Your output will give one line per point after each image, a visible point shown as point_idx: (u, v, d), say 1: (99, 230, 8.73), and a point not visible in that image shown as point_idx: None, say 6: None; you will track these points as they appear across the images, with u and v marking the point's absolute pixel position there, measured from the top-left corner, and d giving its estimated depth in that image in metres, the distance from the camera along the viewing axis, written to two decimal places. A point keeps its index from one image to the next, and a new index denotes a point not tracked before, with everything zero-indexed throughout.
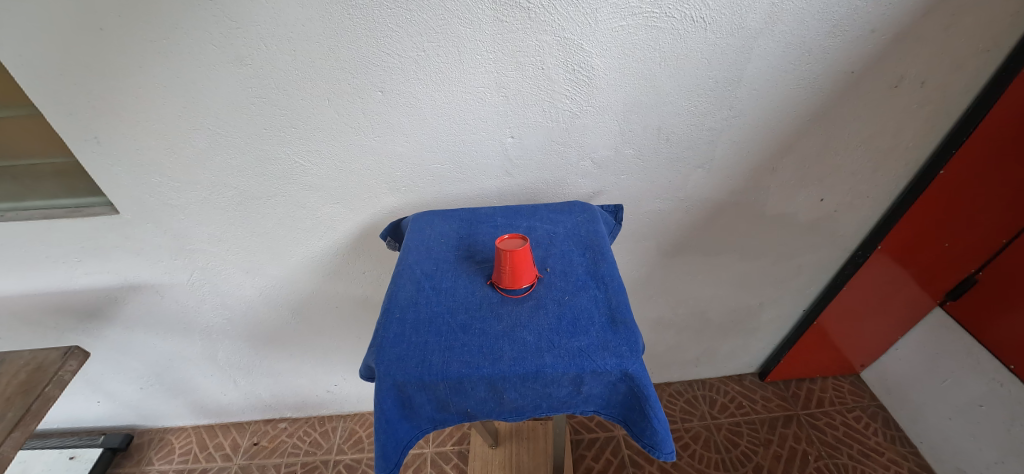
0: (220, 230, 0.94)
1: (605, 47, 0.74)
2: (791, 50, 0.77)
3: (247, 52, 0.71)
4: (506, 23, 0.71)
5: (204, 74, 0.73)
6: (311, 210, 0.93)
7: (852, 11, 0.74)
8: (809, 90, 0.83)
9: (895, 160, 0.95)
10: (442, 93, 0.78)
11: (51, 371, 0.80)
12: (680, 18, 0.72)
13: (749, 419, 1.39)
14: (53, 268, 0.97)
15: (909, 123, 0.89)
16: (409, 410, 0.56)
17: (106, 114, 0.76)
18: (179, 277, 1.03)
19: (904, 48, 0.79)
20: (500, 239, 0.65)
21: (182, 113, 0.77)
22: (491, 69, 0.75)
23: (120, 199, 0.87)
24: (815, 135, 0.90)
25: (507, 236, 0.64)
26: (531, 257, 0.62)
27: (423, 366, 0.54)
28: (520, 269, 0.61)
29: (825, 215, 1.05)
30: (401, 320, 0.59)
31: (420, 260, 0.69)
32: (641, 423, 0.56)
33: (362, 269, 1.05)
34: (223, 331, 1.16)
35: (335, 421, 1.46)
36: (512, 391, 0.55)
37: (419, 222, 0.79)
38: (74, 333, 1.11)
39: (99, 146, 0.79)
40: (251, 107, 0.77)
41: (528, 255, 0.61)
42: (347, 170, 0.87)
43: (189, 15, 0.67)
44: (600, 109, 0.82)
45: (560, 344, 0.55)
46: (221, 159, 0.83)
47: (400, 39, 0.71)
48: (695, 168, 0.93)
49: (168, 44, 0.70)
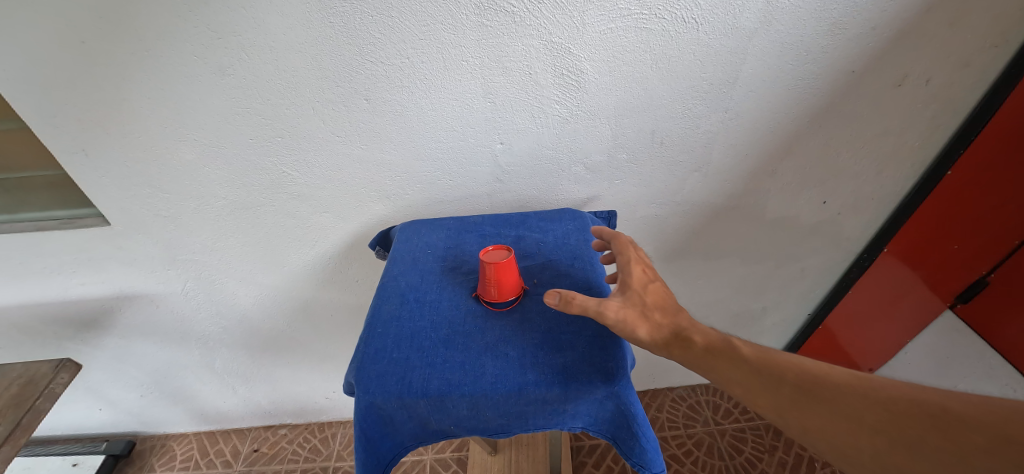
0: (211, 240, 0.94)
1: (592, 50, 0.72)
2: (787, 49, 0.75)
3: (229, 62, 0.70)
4: (490, 28, 0.69)
5: (189, 84, 0.72)
6: (302, 220, 0.92)
7: (851, 9, 0.71)
8: (807, 90, 0.80)
9: (900, 161, 0.92)
10: (428, 100, 0.76)
11: (42, 384, 0.79)
12: (670, 19, 0.70)
13: (754, 425, 1.37)
14: (49, 279, 0.97)
15: (913, 123, 0.86)
16: (390, 428, 0.54)
17: (93, 127, 0.75)
18: (173, 287, 1.03)
19: (905, 44, 0.76)
20: (484, 250, 0.63)
21: (169, 124, 0.76)
22: (477, 75, 0.74)
23: (109, 211, 0.87)
24: (816, 136, 0.87)
25: (492, 246, 0.63)
26: (516, 270, 0.61)
27: (402, 383, 0.52)
28: (505, 281, 0.59)
29: (828, 217, 1.02)
30: (383, 335, 0.58)
31: (405, 272, 0.68)
32: (630, 441, 0.54)
33: (355, 277, 1.04)
34: (220, 339, 1.16)
35: (335, 428, 1.46)
36: (495, 409, 0.53)
37: (407, 232, 0.77)
38: (73, 343, 1.11)
39: (87, 159, 0.79)
40: (237, 117, 0.76)
41: (513, 267, 0.60)
42: (335, 179, 0.86)
43: (169, 27, 0.66)
44: (591, 113, 0.80)
45: (545, 361, 0.54)
46: (209, 169, 0.82)
47: (384, 46, 0.70)
48: (692, 171, 0.90)
49: (149, 55, 0.69)
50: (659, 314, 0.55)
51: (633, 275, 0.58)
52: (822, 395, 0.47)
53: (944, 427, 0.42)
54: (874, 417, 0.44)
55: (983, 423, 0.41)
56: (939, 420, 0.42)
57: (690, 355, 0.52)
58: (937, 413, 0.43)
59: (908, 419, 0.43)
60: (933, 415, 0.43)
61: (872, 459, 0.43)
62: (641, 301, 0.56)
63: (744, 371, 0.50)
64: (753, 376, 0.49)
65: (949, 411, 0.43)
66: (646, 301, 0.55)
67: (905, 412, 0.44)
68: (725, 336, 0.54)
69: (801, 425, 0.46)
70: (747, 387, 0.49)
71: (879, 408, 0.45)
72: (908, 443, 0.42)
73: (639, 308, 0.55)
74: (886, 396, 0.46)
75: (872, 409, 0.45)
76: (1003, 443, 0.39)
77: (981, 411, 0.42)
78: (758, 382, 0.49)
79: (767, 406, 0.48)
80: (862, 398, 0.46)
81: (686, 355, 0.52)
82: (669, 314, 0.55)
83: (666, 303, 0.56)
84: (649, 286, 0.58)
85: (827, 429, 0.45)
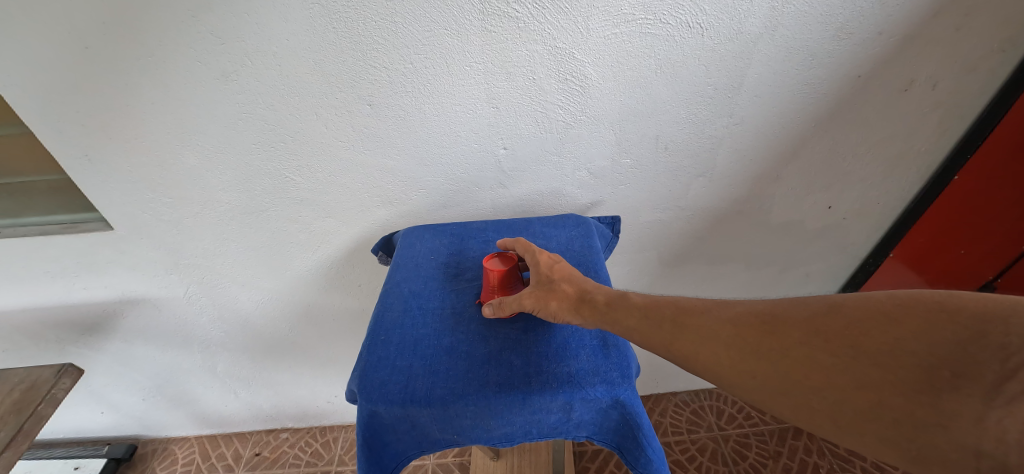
0: (214, 245, 0.94)
1: (596, 55, 0.72)
2: (792, 54, 0.74)
3: (232, 68, 0.70)
4: (494, 33, 0.69)
5: (192, 90, 0.72)
6: (305, 225, 0.92)
7: (857, 14, 0.71)
8: (813, 95, 0.79)
9: (906, 166, 0.91)
10: (431, 105, 0.76)
11: (44, 389, 0.79)
12: (675, 24, 0.70)
13: (758, 431, 1.36)
14: (52, 283, 0.97)
15: (920, 128, 0.85)
16: (393, 436, 0.54)
17: (97, 132, 0.75)
18: (176, 291, 1.02)
19: (912, 49, 0.75)
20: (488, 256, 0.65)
21: (173, 130, 0.76)
22: (480, 80, 0.74)
23: (112, 216, 0.87)
24: (822, 141, 0.86)
25: (495, 253, 0.65)
26: (516, 276, 0.62)
27: (406, 392, 0.52)
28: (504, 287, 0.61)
29: (833, 222, 1.02)
30: (386, 343, 0.58)
31: (408, 278, 0.67)
32: (635, 451, 0.53)
33: (357, 282, 1.04)
34: (222, 343, 1.16)
35: (337, 432, 1.46)
36: (499, 418, 0.52)
37: (409, 237, 0.77)
38: (75, 346, 1.11)
39: (90, 164, 0.79)
40: (240, 122, 0.76)
41: (512, 273, 0.61)
42: (337, 184, 0.85)
43: (172, 32, 0.66)
44: (595, 119, 0.79)
45: (549, 369, 0.54)
46: (212, 174, 0.82)
47: (387, 52, 0.70)
48: (696, 177, 0.90)
49: (152, 60, 0.69)
50: (567, 286, 0.57)
51: (541, 257, 0.61)
52: (691, 323, 0.50)
53: (778, 329, 0.45)
54: (727, 333, 0.47)
55: (801, 318, 0.45)
56: (772, 325, 0.46)
57: (596, 314, 0.55)
58: (769, 320, 0.46)
59: (752, 328, 0.46)
60: (767, 321, 0.46)
61: (732, 370, 0.45)
62: (549, 281, 0.58)
63: (636, 317, 0.52)
64: (641, 318, 0.52)
65: (778, 314, 0.46)
66: (553, 278, 0.59)
67: (748, 321, 0.47)
68: (620, 291, 0.56)
69: (680, 352, 0.48)
70: (638, 329, 0.51)
71: (728, 325, 0.48)
72: (755, 349, 0.45)
73: (549, 285, 0.58)
74: (735, 312, 0.49)
75: (726, 326, 0.48)
76: (817, 334, 0.43)
77: (800, 306, 0.46)
78: (645, 322, 0.51)
79: (655, 342, 0.50)
80: (718, 319, 0.49)
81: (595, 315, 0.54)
82: (574, 284, 0.58)
83: (572, 275, 0.59)
84: (556, 266, 0.60)
85: (700, 353, 0.47)
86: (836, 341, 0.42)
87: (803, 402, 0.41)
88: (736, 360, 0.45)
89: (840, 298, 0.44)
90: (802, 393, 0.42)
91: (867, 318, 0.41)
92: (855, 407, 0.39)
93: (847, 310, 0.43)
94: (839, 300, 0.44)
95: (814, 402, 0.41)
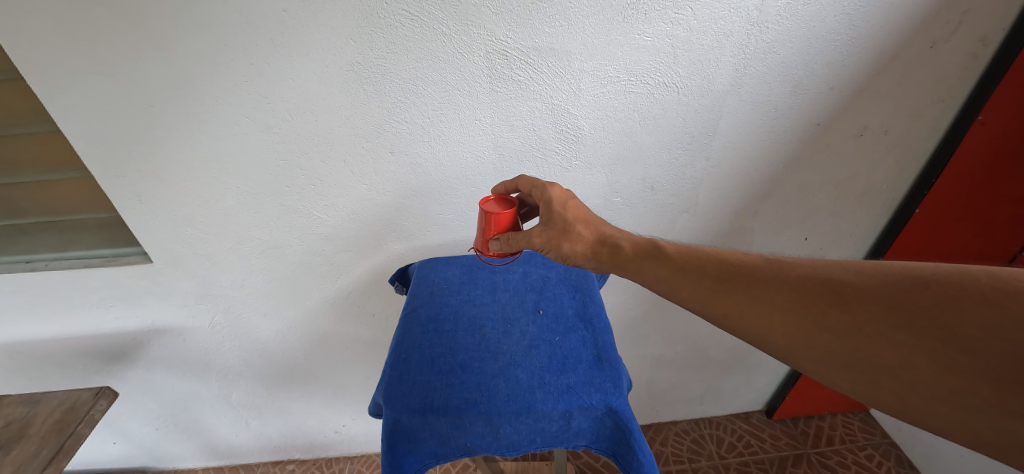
0: (242, 276, 1.02)
1: (589, 109, 0.83)
2: (758, 106, 0.85)
3: (274, 122, 0.81)
4: (500, 93, 0.80)
5: (237, 140, 0.83)
6: (326, 258, 1.01)
7: (810, 73, 0.83)
8: (779, 141, 0.90)
9: (871, 200, 1.02)
10: (445, 153, 0.87)
11: (82, 411, 0.85)
12: (655, 84, 0.81)
13: (758, 459, 1.39)
14: (89, 313, 1.05)
15: (878, 167, 0.96)
16: (413, 444, 0.61)
17: (150, 175, 0.86)
18: (201, 320, 1.10)
19: (862, 101, 0.87)
20: (485, 200, 0.75)
21: (216, 173, 0.87)
22: (487, 131, 0.85)
23: (153, 250, 0.95)
24: (791, 181, 0.97)
25: (491, 199, 0.75)
26: (512, 222, 0.72)
27: (426, 401, 0.59)
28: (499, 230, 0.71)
29: (812, 252, 1.10)
30: (406, 360, 0.65)
31: (425, 303, 0.76)
32: (628, 456, 0.59)
33: (372, 311, 1.12)
34: (238, 371, 1.22)
35: (343, 463, 1.49)
36: (508, 426, 0.59)
37: (424, 268, 0.85)
38: (99, 375, 1.17)
39: (140, 204, 0.89)
40: (276, 168, 0.87)
41: (506, 219, 0.71)
42: (359, 220, 0.95)
43: (225, 93, 0.78)
44: (588, 163, 0.90)
45: (551, 381, 0.61)
46: (247, 212, 0.92)
47: (408, 108, 0.81)
48: (681, 212, 0.99)
49: (206, 115, 0.80)
50: (581, 226, 0.67)
51: (553, 193, 0.70)
52: (739, 284, 0.56)
53: (848, 300, 0.49)
54: (782, 297, 0.52)
55: (876, 290, 0.48)
56: (840, 293, 0.50)
57: (612, 258, 0.65)
58: (837, 288, 0.50)
59: (819, 299, 0.50)
60: (835, 291, 0.50)
61: (785, 339, 0.51)
62: (562, 220, 0.67)
63: (666, 270, 0.60)
64: (675, 272, 0.60)
65: (851, 284, 0.50)
66: (570, 220, 0.67)
67: (810, 288, 0.52)
68: (650, 239, 0.65)
69: (720, 309, 0.55)
70: (667, 282, 0.60)
71: (786, 289, 0.53)
72: (821, 322, 0.50)
73: (563, 225, 0.67)
74: (797, 276, 0.53)
75: (786, 291, 0.53)
76: (897, 310, 0.46)
77: (878, 280, 0.49)
78: (676, 274, 0.60)
79: (687, 295, 0.58)
80: (773, 282, 0.54)
81: (612, 258, 0.64)
82: (589, 225, 0.67)
83: (585, 215, 0.69)
84: (569, 202, 0.70)
85: (754, 323, 0.53)
86: (921, 321, 0.45)
87: (871, 377, 0.47)
88: (794, 330, 0.51)
89: (927, 275, 0.47)
90: (870, 371, 0.47)
91: (961, 297, 0.44)
92: (928, 388, 0.44)
93: (933, 288, 0.46)
94: (929, 278, 0.46)
95: (881, 378, 0.46)
